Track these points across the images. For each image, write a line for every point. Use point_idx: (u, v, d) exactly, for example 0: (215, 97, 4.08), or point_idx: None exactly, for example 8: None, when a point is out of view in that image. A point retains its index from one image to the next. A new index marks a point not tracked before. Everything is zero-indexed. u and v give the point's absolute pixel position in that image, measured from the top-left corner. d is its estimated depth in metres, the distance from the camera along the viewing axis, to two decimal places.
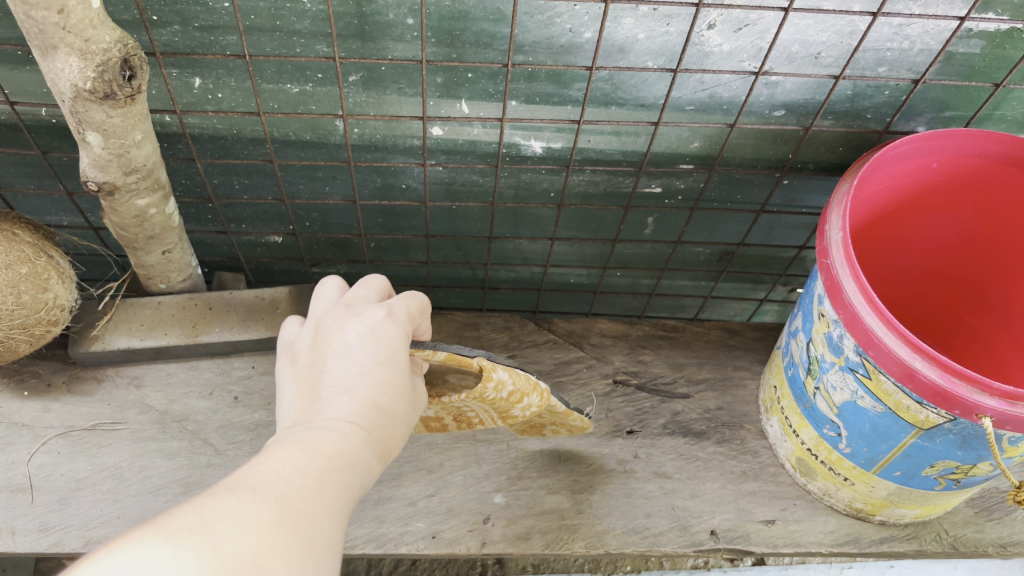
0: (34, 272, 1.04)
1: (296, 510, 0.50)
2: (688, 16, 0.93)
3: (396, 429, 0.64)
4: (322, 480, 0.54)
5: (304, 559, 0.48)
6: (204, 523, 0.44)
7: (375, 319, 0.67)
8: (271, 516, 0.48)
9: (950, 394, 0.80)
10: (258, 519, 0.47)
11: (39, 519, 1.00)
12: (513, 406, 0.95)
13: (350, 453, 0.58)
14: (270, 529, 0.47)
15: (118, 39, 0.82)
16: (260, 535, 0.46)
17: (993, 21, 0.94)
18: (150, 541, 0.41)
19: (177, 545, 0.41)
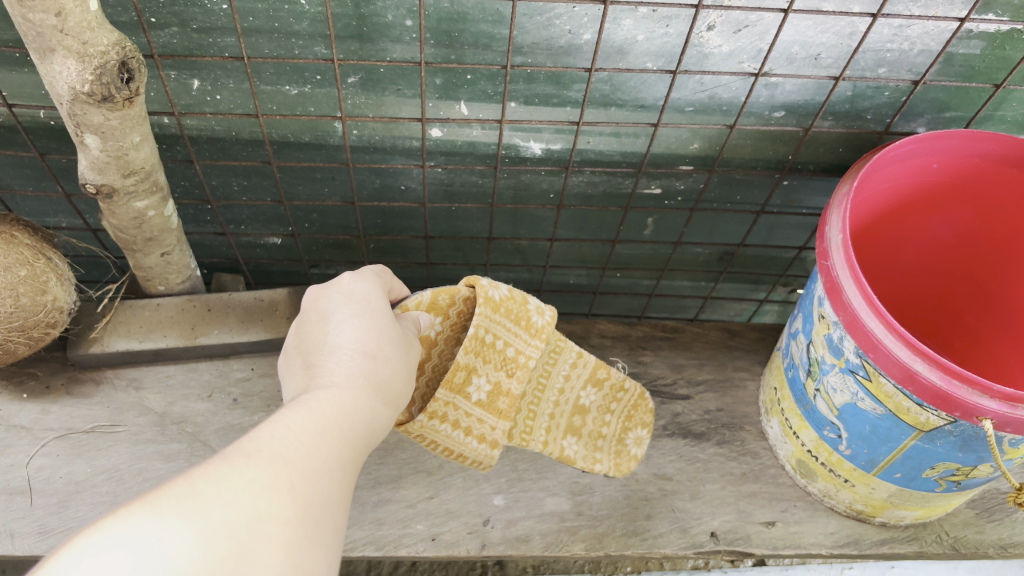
0: (32, 275, 1.04)
1: (293, 472, 0.51)
2: (688, 17, 0.93)
3: (394, 376, 0.68)
4: (321, 438, 0.56)
5: (301, 521, 0.49)
6: (194, 491, 0.45)
7: (342, 285, 0.72)
8: (266, 479, 0.49)
9: (949, 396, 0.80)
10: (253, 483, 0.48)
11: (38, 522, 0.99)
12: (525, 310, 0.97)
13: (349, 404, 0.61)
14: (264, 492, 0.48)
15: (116, 41, 0.82)
16: (253, 499, 0.47)
17: (993, 22, 0.93)
18: (138, 514, 0.41)
19: (165, 518, 0.42)
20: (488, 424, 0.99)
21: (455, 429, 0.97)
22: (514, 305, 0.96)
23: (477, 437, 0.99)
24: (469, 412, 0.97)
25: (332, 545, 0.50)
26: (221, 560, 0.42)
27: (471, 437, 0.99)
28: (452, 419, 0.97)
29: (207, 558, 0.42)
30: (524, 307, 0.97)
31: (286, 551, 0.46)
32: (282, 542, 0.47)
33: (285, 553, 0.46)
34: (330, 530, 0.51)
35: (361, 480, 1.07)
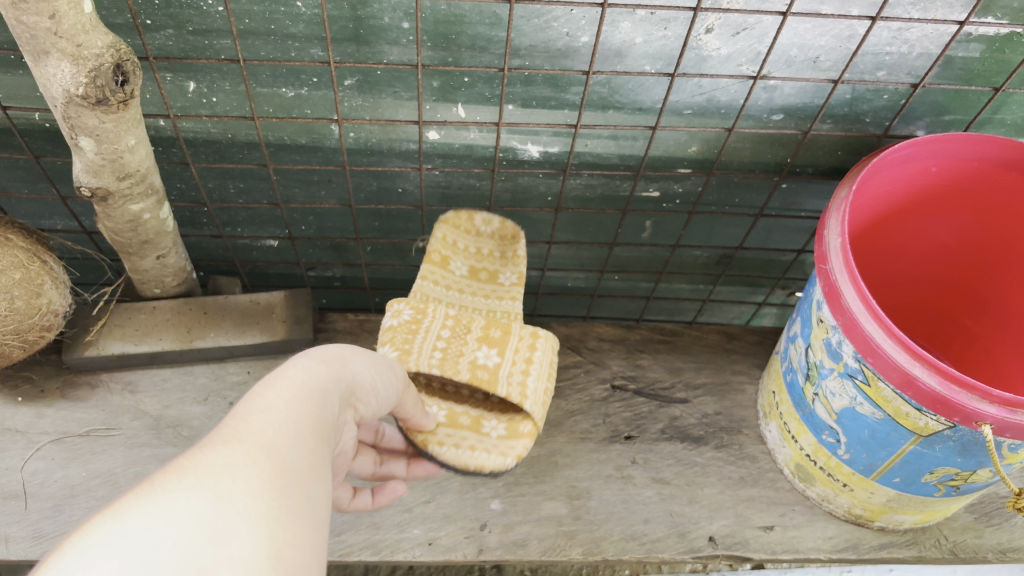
0: (28, 277, 1.04)
1: (249, 445, 0.46)
2: (686, 20, 0.92)
3: (330, 348, 0.63)
4: (269, 408, 0.50)
5: (269, 495, 0.44)
6: (153, 485, 0.41)
7: None
8: (225, 459, 0.44)
9: (948, 401, 0.79)
10: (211, 466, 0.43)
11: (33, 526, 0.99)
12: (450, 284, 1.15)
13: (286, 370, 0.56)
14: (224, 471, 0.43)
15: (111, 44, 0.82)
16: (215, 478, 0.43)
17: (993, 25, 0.93)
18: (99, 523, 0.38)
19: (126, 520, 0.39)
20: (517, 344, 1.04)
21: (505, 380, 1.00)
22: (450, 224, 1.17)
23: (524, 360, 1.02)
24: (503, 361, 1.02)
25: (308, 516, 0.46)
26: (188, 550, 0.39)
27: (521, 372, 1.01)
28: (496, 379, 1.00)
29: (175, 548, 0.38)
30: (469, 221, 1.17)
31: (259, 527, 0.42)
32: (256, 518, 0.42)
33: (259, 529, 0.42)
34: (302, 499, 0.46)
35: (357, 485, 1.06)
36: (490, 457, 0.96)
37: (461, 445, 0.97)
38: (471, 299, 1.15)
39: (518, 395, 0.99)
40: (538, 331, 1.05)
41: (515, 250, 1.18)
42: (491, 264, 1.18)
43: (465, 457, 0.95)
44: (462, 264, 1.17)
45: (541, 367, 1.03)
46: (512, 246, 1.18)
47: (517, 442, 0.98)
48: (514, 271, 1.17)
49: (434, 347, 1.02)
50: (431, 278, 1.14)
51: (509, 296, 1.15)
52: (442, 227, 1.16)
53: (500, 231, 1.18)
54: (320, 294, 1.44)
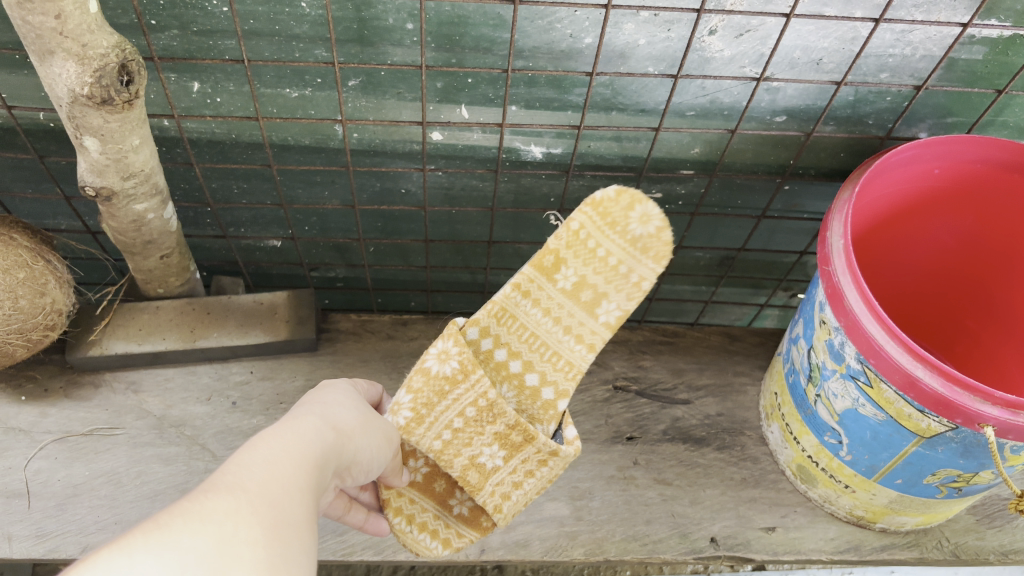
0: (32, 276, 1.04)
1: (254, 495, 0.46)
2: (690, 22, 0.92)
3: (339, 420, 0.64)
4: (276, 462, 0.50)
5: (272, 544, 0.43)
6: (158, 525, 0.40)
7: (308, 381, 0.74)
8: (230, 505, 0.43)
9: (951, 402, 0.79)
10: (217, 510, 0.42)
11: (36, 525, 0.99)
12: (540, 301, 0.95)
13: (295, 433, 0.56)
14: (230, 516, 0.43)
15: (116, 44, 0.82)
16: (221, 523, 0.42)
17: (996, 28, 0.93)
18: (105, 557, 0.37)
19: (133, 554, 0.37)
20: (528, 455, 0.92)
21: (489, 489, 0.91)
22: (598, 208, 0.92)
23: (521, 474, 0.93)
24: (503, 467, 0.92)
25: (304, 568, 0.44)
26: None
27: (511, 484, 0.93)
28: (481, 486, 0.91)
29: None
30: (625, 211, 0.92)
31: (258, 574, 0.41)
32: (259, 565, 0.41)
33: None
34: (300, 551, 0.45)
35: None
36: (431, 543, 0.93)
37: (415, 521, 0.93)
38: (551, 328, 0.96)
39: (492, 508, 0.91)
40: (559, 450, 0.91)
41: (634, 276, 0.94)
42: (597, 283, 0.94)
43: (410, 537, 0.92)
44: (573, 274, 0.94)
45: (534, 487, 0.94)
46: (633, 272, 0.94)
47: (467, 533, 0.95)
48: (621, 304, 0.95)
49: (453, 419, 0.90)
50: (525, 290, 0.94)
51: (590, 339, 0.96)
52: (583, 212, 0.92)
53: (646, 240, 0.92)
54: (323, 294, 1.44)
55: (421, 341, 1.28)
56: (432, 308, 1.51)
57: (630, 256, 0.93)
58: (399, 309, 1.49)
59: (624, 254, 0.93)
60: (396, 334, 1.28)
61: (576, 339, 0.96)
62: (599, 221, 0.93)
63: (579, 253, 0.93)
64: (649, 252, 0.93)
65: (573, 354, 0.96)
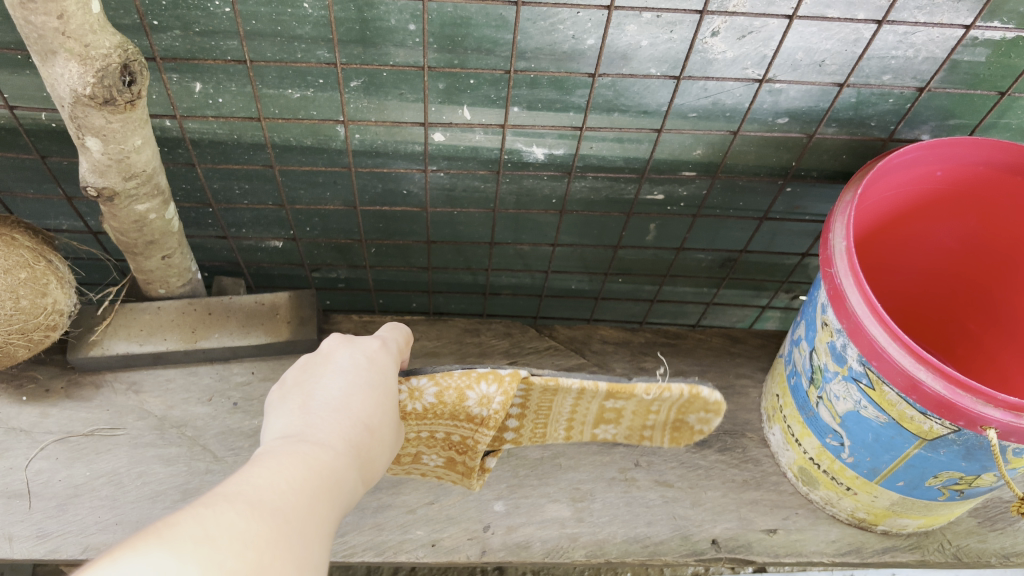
0: (33, 276, 1.04)
1: (288, 527, 0.50)
2: (692, 23, 0.92)
3: (376, 459, 0.66)
4: (312, 501, 0.54)
5: None
6: (205, 535, 0.44)
7: (371, 350, 0.74)
8: (268, 533, 0.48)
9: (953, 405, 0.79)
10: (256, 539, 0.47)
11: (37, 526, 0.99)
12: (577, 401, 0.88)
13: (337, 472, 0.59)
14: (266, 546, 0.47)
15: (119, 44, 0.82)
16: (257, 551, 0.46)
17: (999, 30, 0.93)
18: (155, 552, 0.41)
19: (181, 557, 0.42)
20: (455, 471, 0.96)
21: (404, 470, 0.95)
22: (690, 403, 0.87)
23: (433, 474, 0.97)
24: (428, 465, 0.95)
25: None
26: None
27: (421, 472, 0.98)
28: (401, 466, 0.93)
29: None
30: (699, 412, 0.89)
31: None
32: None
33: None
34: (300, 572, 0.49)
35: None
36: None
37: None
38: (563, 414, 0.91)
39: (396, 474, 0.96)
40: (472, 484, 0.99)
41: (642, 434, 0.99)
42: (619, 413, 0.91)
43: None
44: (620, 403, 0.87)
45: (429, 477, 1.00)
46: (646, 434, 0.99)
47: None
48: (613, 433, 0.98)
49: (432, 430, 0.86)
50: (575, 394, 0.85)
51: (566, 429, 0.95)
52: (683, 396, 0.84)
53: (682, 425, 0.95)
54: (324, 295, 1.44)
55: (422, 342, 1.27)
56: (433, 310, 1.51)
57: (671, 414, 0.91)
58: (401, 310, 1.49)
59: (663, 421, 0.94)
60: None
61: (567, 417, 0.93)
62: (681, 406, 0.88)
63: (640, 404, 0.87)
64: (675, 433, 0.99)
65: (551, 430, 0.95)
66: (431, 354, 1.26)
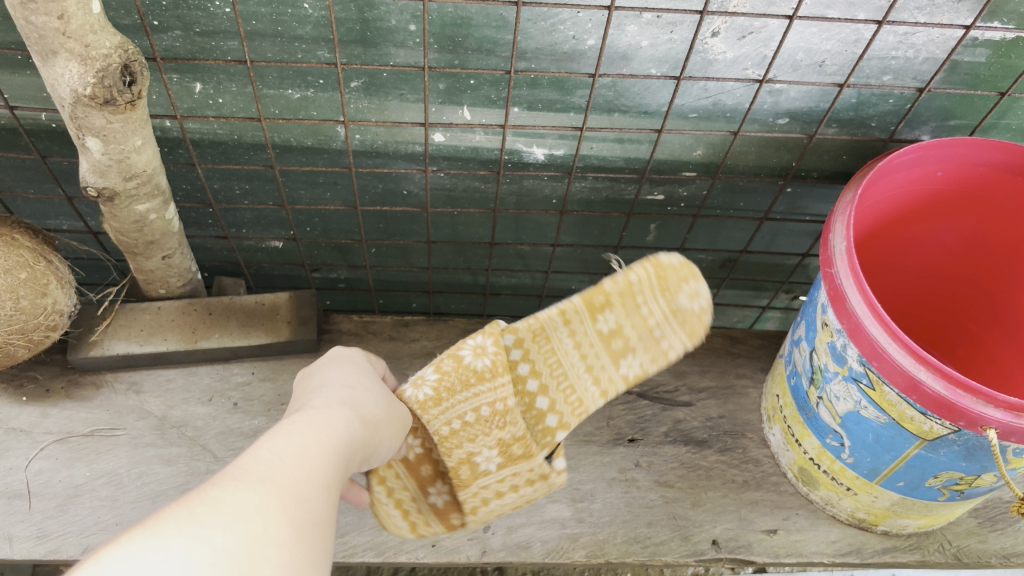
0: (33, 277, 1.04)
1: (282, 489, 0.48)
2: (692, 24, 0.92)
3: (363, 415, 0.65)
4: (303, 458, 0.52)
5: (298, 541, 0.46)
6: (191, 513, 0.42)
7: (337, 358, 0.75)
8: (260, 498, 0.46)
9: (953, 405, 0.79)
10: (246, 506, 0.45)
11: (37, 526, 0.99)
12: (576, 334, 0.94)
13: (323, 430, 0.57)
14: (260, 511, 0.45)
15: (119, 44, 0.82)
16: (251, 516, 0.44)
17: (999, 30, 0.93)
18: (138, 539, 0.39)
19: (166, 538, 0.40)
20: (523, 470, 0.95)
21: (474, 489, 0.93)
22: (658, 268, 0.94)
23: (507, 487, 0.95)
24: (494, 472, 0.93)
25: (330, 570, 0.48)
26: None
27: (494, 493, 0.95)
28: (468, 483, 0.92)
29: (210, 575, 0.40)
30: (679, 282, 0.94)
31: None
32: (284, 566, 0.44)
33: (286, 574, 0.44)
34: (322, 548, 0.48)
35: None
36: (399, 523, 0.93)
37: (394, 496, 0.90)
38: (576, 362, 0.95)
39: (471, 505, 0.94)
40: (551, 476, 0.96)
41: (665, 343, 0.95)
42: (631, 330, 0.95)
43: (382, 509, 0.90)
44: (612, 321, 0.94)
45: (513, 500, 0.97)
46: (669, 341, 0.95)
47: (437, 524, 0.95)
48: (644, 364, 0.96)
49: (467, 412, 0.87)
50: (567, 320, 0.92)
51: (604, 386, 0.97)
52: (646, 268, 0.93)
53: (685, 315, 0.94)
54: (325, 295, 1.44)
55: (423, 342, 1.27)
56: (433, 310, 1.51)
57: (669, 324, 0.95)
58: (401, 311, 1.49)
59: (663, 321, 0.95)
60: (397, 334, 1.27)
61: (593, 380, 0.96)
62: (655, 280, 0.94)
63: (627, 305, 0.93)
64: (687, 327, 0.95)
65: (585, 394, 0.97)
66: (431, 354, 1.26)
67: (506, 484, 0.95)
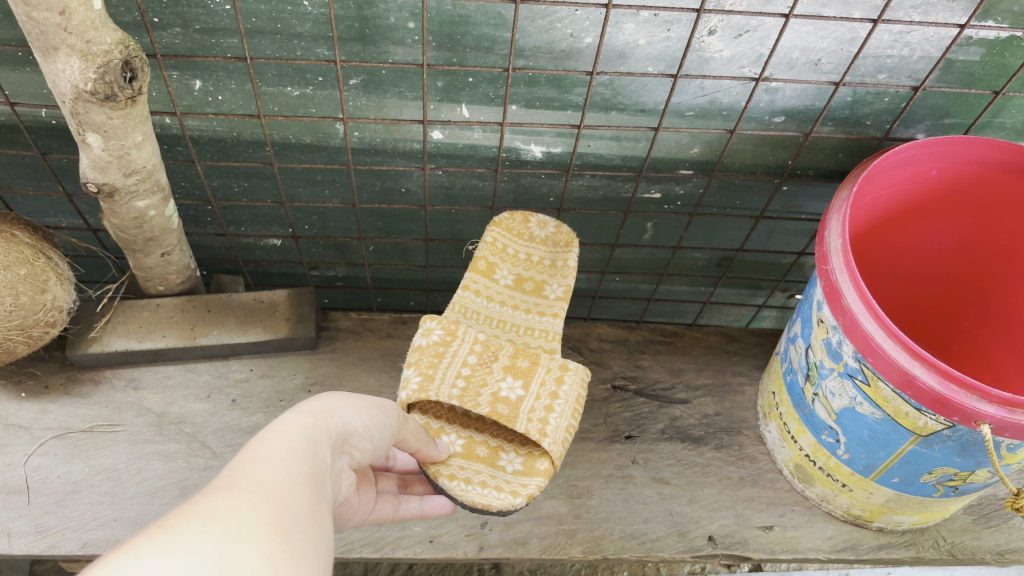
0: (32, 273, 1.04)
1: (251, 494, 0.48)
2: (689, 22, 0.93)
3: (320, 400, 0.64)
4: (267, 459, 0.52)
5: (274, 538, 0.46)
6: (164, 526, 0.42)
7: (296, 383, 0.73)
8: (228, 506, 0.46)
9: (948, 400, 0.80)
10: (216, 512, 0.45)
11: (35, 521, 1.00)
12: (491, 295, 1.15)
13: (284, 430, 0.57)
14: (231, 516, 0.45)
15: (119, 41, 0.82)
16: (223, 524, 0.44)
17: (993, 29, 0.94)
18: (114, 560, 0.39)
19: (141, 557, 0.40)
20: (543, 376, 1.01)
21: (525, 416, 0.98)
22: (503, 227, 1.18)
23: (548, 396, 1.00)
24: (527, 395, 1.00)
25: (322, 567, 0.49)
26: None
27: (543, 409, 0.99)
28: (515, 415, 0.98)
29: None
30: (524, 224, 1.18)
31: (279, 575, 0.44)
32: (264, 560, 0.44)
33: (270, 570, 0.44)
34: (307, 545, 0.48)
35: None
36: (498, 495, 0.92)
37: (472, 481, 0.93)
38: (510, 314, 1.14)
39: (536, 433, 0.97)
40: (567, 363, 1.03)
41: (566, 259, 1.17)
42: (536, 273, 1.17)
43: (472, 493, 0.92)
44: (507, 273, 1.16)
45: (568, 405, 1.00)
46: (565, 256, 1.17)
47: (531, 480, 0.95)
48: (563, 282, 1.15)
49: (458, 374, 1.01)
50: (474, 288, 1.14)
51: (550, 312, 1.14)
52: (493, 231, 1.17)
53: (554, 237, 1.18)
54: (324, 293, 1.44)
55: None
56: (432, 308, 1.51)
57: (547, 252, 1.18)
58: (398, 309, 1.50)
59: (545, 250, 1.18)
60: (396, 332, 1.28)
61: (538, 315, 1.13)
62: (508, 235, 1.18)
63: (505, 259, 1.16)
64: (558, 240, 1.18)
65: (542, 325, 1.13)
66: None
67: (546, 395, 1.00)
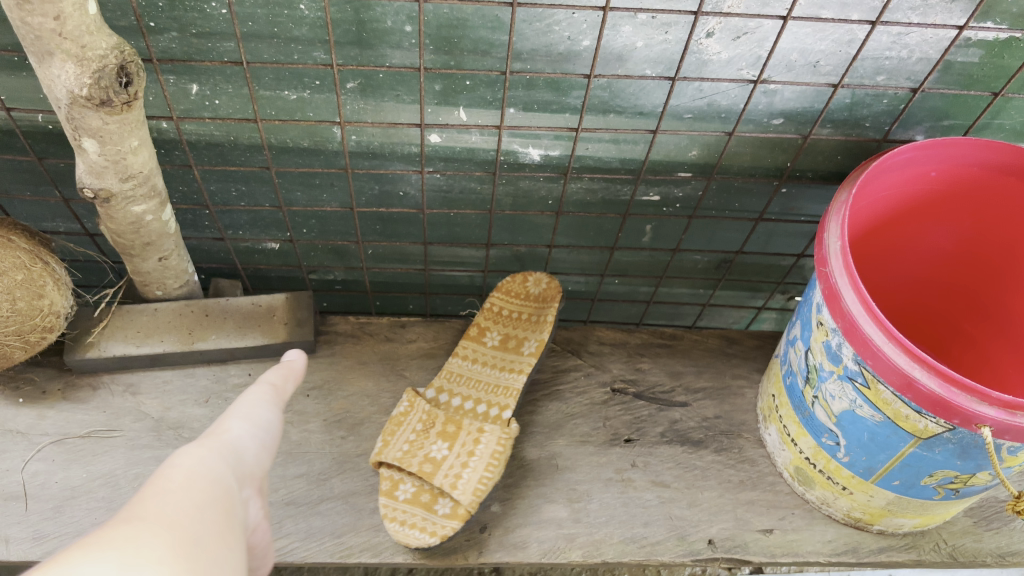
0: (29, 279, 1.04)
1: (157, 514, 0.39)
2: (687, 24, 0.93)
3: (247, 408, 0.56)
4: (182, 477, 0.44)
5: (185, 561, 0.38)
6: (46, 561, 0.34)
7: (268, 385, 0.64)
8: (127, 532, 0.37)
9: (948, 403, 0.79)
10: (109, 540, 0.36)
11: (33, 527, 0.99)
12: (478, 358, 1.22)
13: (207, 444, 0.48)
14: (128, 542, 0.37)
15: (115, 45, 0.82)
16: (116, 551, 0.36)
17: (993, 30, 0.94)
18: None
19: None
20: (467, 441, 1.09)
21: (444, 473, 1.05)
22: (505, 290, 1.27)
23: (467, 456, 1.07)
24: (451, 457, 1.07)
25: None
26: None
27: (461, 466, 1.05)
28: (436, 472, 1.05)
29: None
30: (522, 284, 1.26)
31: None
32: None
33: None
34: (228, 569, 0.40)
35: (358, 487, 1.07)
36: (418, 535, 0.98)
37: (404, 521, 1.01)
38: (487, 373, 1.20)
39: (449, 485, 1.03)
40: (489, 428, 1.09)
41: (546, 315, 1.22)
42: (520, 330, 1.23)
43: (401, 532, 0.99)
44: (495, 337, 1.23)
45: (482, 462, 1.06)
46: (546, 311, 1.23)
47: (447, 519, 1.00)
48: (538, 338, 1.21)
49: (405, 440, 1.10)
50: (462, 352, 1.23)
51: (519, 369, 1.19)
52: (493, 294, 1.26)
53: (544, 293, 1.24)
54: (322, 297, 1.44)
55: (419, 343, 1.27)
56: (431, 311, 1.51)
57: (534, 310, 1.24)
58: (397, 313, 1.49)
59: (533, 308, 1.25)
60: (394, 336, 1.27)
61: (512, 374, 1.19)
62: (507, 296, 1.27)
63: (495, 321, 1.25)
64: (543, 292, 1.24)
65: (511, 383, 1.18)
66: (428, 355, 1.26)
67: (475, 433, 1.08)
